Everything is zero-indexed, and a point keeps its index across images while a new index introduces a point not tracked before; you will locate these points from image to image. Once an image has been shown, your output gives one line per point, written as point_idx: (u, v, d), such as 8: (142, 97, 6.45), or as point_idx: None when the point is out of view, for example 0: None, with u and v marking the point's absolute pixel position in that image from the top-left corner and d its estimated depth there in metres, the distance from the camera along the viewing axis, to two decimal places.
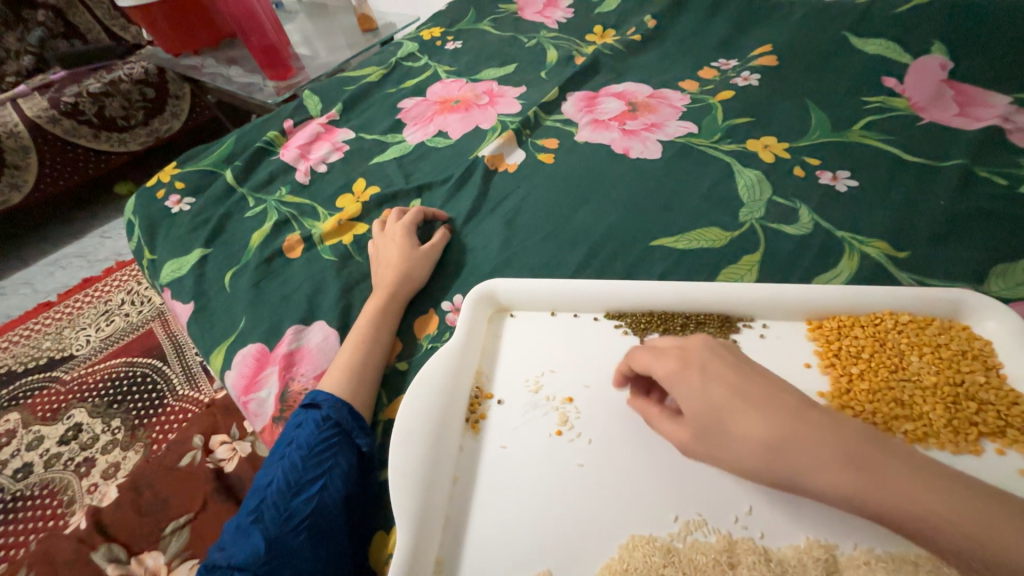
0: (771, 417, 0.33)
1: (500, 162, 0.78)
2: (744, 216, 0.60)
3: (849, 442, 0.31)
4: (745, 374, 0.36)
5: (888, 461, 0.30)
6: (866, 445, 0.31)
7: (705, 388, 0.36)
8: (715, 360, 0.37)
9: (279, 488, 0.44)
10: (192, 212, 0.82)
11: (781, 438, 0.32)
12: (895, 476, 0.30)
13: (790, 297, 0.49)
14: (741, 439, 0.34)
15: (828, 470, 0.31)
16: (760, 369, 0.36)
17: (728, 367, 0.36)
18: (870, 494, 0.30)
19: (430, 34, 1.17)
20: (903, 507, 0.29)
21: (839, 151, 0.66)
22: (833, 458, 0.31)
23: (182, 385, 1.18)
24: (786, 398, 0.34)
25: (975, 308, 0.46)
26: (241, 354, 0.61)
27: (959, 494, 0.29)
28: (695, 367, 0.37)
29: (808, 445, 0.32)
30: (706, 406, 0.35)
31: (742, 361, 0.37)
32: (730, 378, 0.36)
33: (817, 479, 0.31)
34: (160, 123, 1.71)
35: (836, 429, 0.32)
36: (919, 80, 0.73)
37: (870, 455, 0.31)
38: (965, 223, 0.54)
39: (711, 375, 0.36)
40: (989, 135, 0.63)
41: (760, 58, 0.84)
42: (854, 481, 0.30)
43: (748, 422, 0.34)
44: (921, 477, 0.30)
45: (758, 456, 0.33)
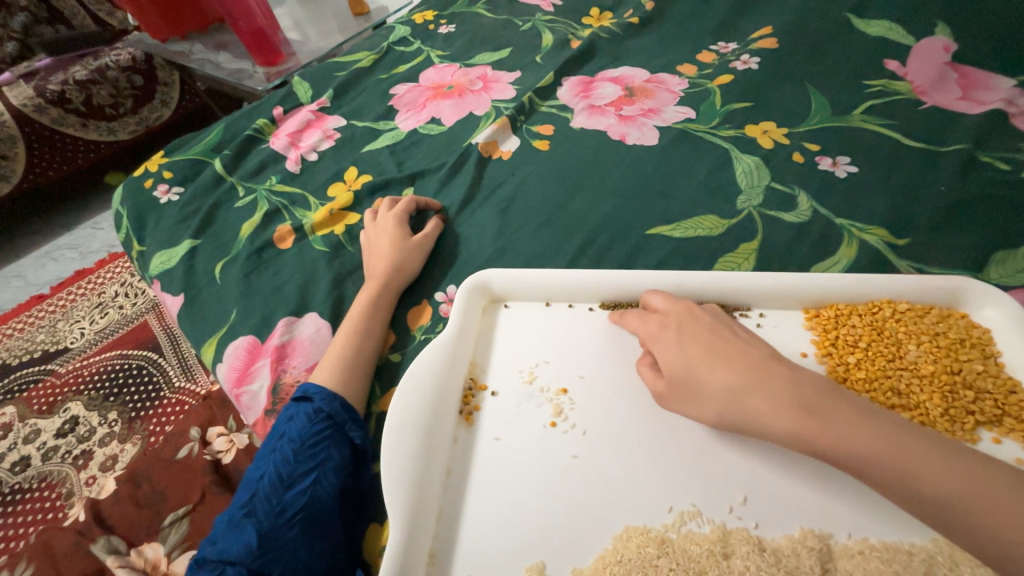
0: (738, 369, 0.38)
1: (494, 149, 0.76)
2: (741, 204, 0.59)
3: (804, 392, 0.36)
4: (719, 336, 0.41)
5: (837, 408, 0.35)
6: (822, 395, 0.36)
7: (681, 345, 0.41)
8: (692, 321, 0.42)
9: (271, 482, 0.44)
10: (181, 202, 0.81)
11: (743, 386, 0.37)
12: (841, 422, 0.34)
13: (787, 286, 0.49)
14: (710, 386, 0.38)
15: (784, 414, 0.35)
16: (732, 332, 0.41)
17: (705, 328, 0.41)
18: (818, 436, 0.34)
19: (422, 17, 1.14)
20: (847, 448, 0.33)
21: (839, 137, 0.65)
22: (790, 404, 0.35)
23: (179, 377, 1.18)
24: (754, 354, 0.39)
25: (974, 296, 0.45)
26: (231, 346, 0.61)
27: (901, 441, 0.33)
28: (673, 327, 0.43)
29: (768, 392, 0.36)
30: (679, 360, 0.40)
31: (720, 325, 0.42)
32: (702, 337, 0.41)
33: (773, 419, 0.36)
34: (149, 111, 1.67)
35: (795, 381, 0.37)
36: (922, 63, 0.71)
37: (825, 404, 0.35)
38: (966, 209, 0.53)
39: (687, 333, 0.42)
40: (992, 119, 0.62)
41: (760, 40, 0.82)
42: (807, 424, 0.34)
43: (717, 372, 0.38)
44: (868, 424, 0.34)
45: (721, 401, 0.38)
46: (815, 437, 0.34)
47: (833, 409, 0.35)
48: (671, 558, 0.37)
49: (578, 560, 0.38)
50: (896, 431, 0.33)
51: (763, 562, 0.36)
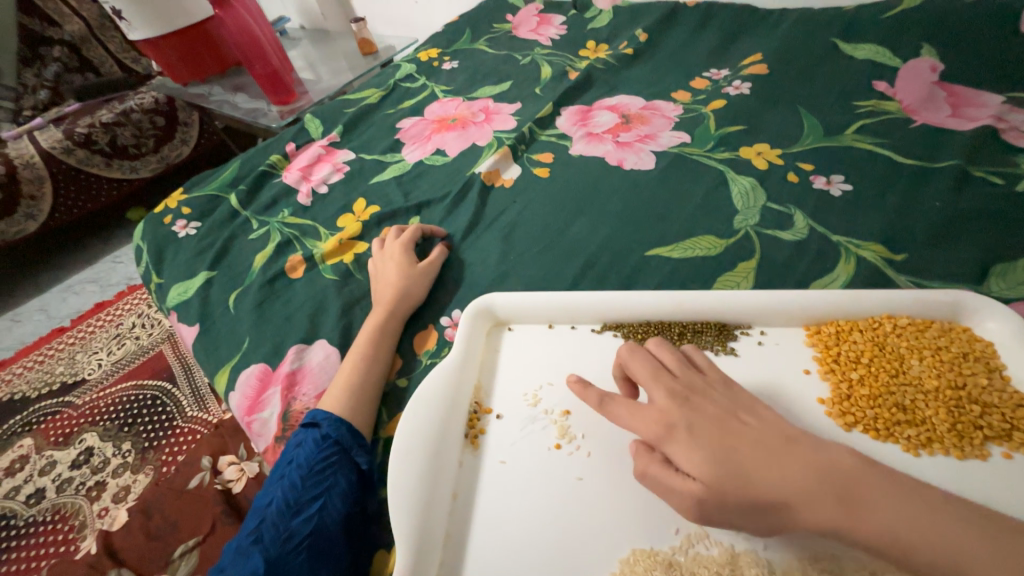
0: (756, 459, 0.35)
1: (496, 178, 0.79)
2: (738, 224, 0.61)
3: (831, 476, 0.34)
4: (727, 431, 0.38)
5: (865, 491, 0.33)
6: (851, 476, 0.33)
7: (697, 446, 0.37)
8: (696, 417, 0.39)
9: (279, 508, 0.45)
10: (198, 236, 0.84)
11: (768, 477, 0.34)
12: (875, 509, 0.32)
13: (787, 303, 0.49)
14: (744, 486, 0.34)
15: (818, 504, 0.33)
16: (740, 422, 0.38)
17: (711, 422, 0.38)
18: (852, 527, 0.32)
19: (427, 55, 1.20)
20: (889, 538, 0.31)
21: (832, 157, 0.66)
22: (821, 491, 0.33)
23: (191, 407, 1.19)
24: (769, 438, 0.37)
25: (975, 309, 0.45)
26: (244, 374, 0.62)
27: (941, 523, 0.31)
28: (682, 428, 0.38)
29: (796, 482, 0.34)
30: (702, 462, 0.36)
31: (722, 415, 0.39)
32: (713, 433, 0.37)
33: (802, 510, 0.33)
34: (169, 150, 1.75)
35: (820, 464, 0.34)
36: (910, 83, 0.73)
37: (856, 488, 0.33)
38: (963, 224, 0.54)
39: (696, 433, 0.38)
40: (983, 135, 0.63)
41: (751, 67, 0.86)
42: (840, 514, 0.32)
43: (740, 470, 0.35)
44: (902, 509, 0.32)
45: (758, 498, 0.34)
46: (852, 527, 0.32)
47: (867, 491, 0.33)
48: None
49: None
50: (934, 510, 0.31)
51: None
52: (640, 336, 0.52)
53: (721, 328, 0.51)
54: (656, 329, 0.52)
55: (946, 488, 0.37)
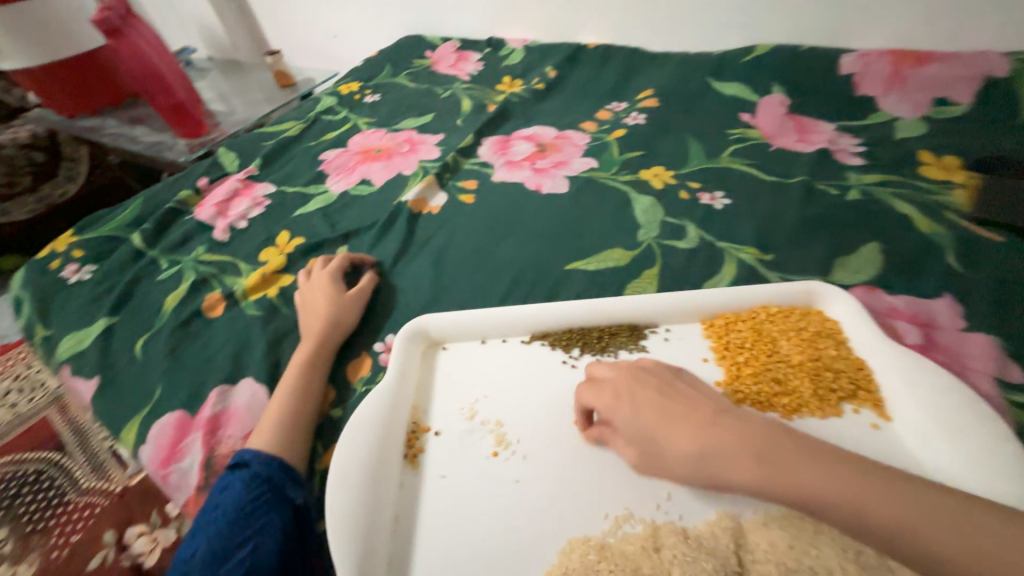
0: (689, 426, 0.40)
1: (423, 205, 0.82)
2: (642, 237, 0.69)
3: (756, 441, 0.38)
4: (668, 399, 0.43)
5: (784, 453, 0.37)
6: (769, 440, 0.38)
7: (637, 415, 0.43)
8: (641, 388, 0.44)
9: (204, 559, 0.42)
10: (94, 280, 0.77)
11: (699, 443, 0.39)
12: (792, 467, 0.36)
13: (684, 302, 0.57)
14: (674, 453, 0.40)
15: (740, 464, 0.37)
16: (678, 391, 0.43)
17: (653, 394, 0.43)
18: (772, 483, 0.36)
19: (348, 89, 1.22)
20: (798, 491, 0.35)
21: (714, 176, 0.78)
22: (741, 453, 0.37)
23: (87, 478, 1.04)
24: (702, 410, 0.41)
25: (824, 295, 0.56)
26: (157, 425, 0.57)
27: (841, 476, 0.35)
28: (625, 398, 0.44)
29: (724, 447, 0.38)
30: (636, 429, 0.42)
31: (663, 389, 0.44)
32: (652, 402, 0.43)
33: (731, 472, 0.37)
34: (51, 189, 1.57)
35: (746, 431, 0.38)
36: (767, 115, 0.88)
37: (772, 449, 0.37)
38: (813, 227, 0.66)
39: (640, 405, 0.43)
40: (821, 155, 0.78)
41: (644, 101, 0.98)
42: (761, 472, 0.36)
43: (672, 438, 0.40)
44: (816, 467, 0.35)
45: (687, 464, 0.39)
46: (767, 483, 0.36)
47: (781, 452, 0.37)
48: (611, 561, 0.39)
49: None
50: (837, 467, 0.35)
51: (688, 549, 0.39)
52: (565, 342, 0.57)
53: (633, 329, 0.57)
54: (578, 335, 0.57)
55: None
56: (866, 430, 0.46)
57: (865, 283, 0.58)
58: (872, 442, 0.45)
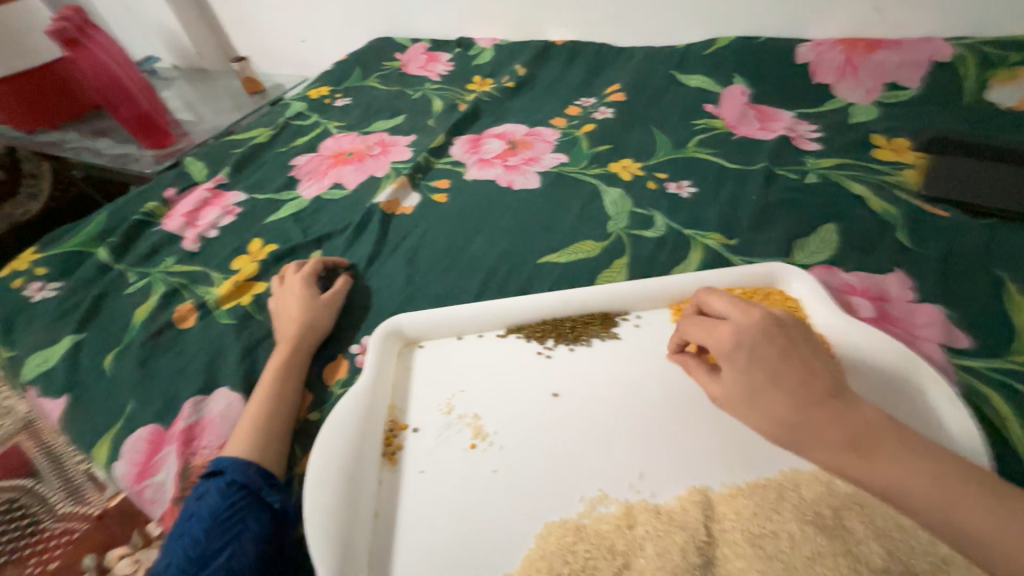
0: (806, 407, 0.39)
1: (396, 206, 0.82)
2: (611, 228, 0.70)
3: (853, 429, 0.38)
4: (786, 365, 0.40)
5: (880, 445, 0.37)
6: (869, 432, 0.38)
7: (747, 371, 0.41)
8: (765, 345, 0.41)
9: (180, 568, 0.42)
10: (59, 297, 0.75)
11: (796, 422, 0.39)
12: (879, 461, 0.37)
13: (651, 289, 0.58)
14: (767, 421, 0.40)
15: (829, 447, 0.38)
16: (802, 357, 0.41)
17: (775, 359, 0.41)
18: (854, 470, 0.37)
19: (317, 93, 1.21)
20: (880, 483, 0.36)
21: (680, 166, 0.80)
22: (839, 436, 0.38)
23: (63, 502, 1.01)
24: (816, 383, 0.40)
25: (785, 275, 0.58)
26: (130, 439, 0.57)
27: (936, 479, 0.35)
28: (742, 347, 0.42)
29: (821, 428, 0.38)
30: (741, 393, 0.42)
31: (796, 358, 0.41)
32: (768, 363, 0.41)
33: (816, 451, 0.38)
34: (13, 207, 1.52)
35: (843, 416, 0.38)
36: (730, 105, 0.91)
37: (872, 442, 0.37)
38: (774, 211, 0.68)
39: (764, 366, 0.41)
40: (782, 142, 0.80)
41: (612, 95, 1.00)
42: (850, 457, 0.37)
43: (767, 409, 0.40)
44: (903, 465, 0.36)
45: (776, 432, 0.40)
46: (856, 475, 0.37)
47: (881, 446, 0.37)
48: (586, 542, 0.40)
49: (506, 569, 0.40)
50: (936, 470, 0.36)
51: (659, 524, 0.40)
52: (539, 334, 0.57)
53: (605, 317, 0.58)
54: (552, 326, 0.58)
55: None
56: None
57: (823, 262, 0.61)
58: None
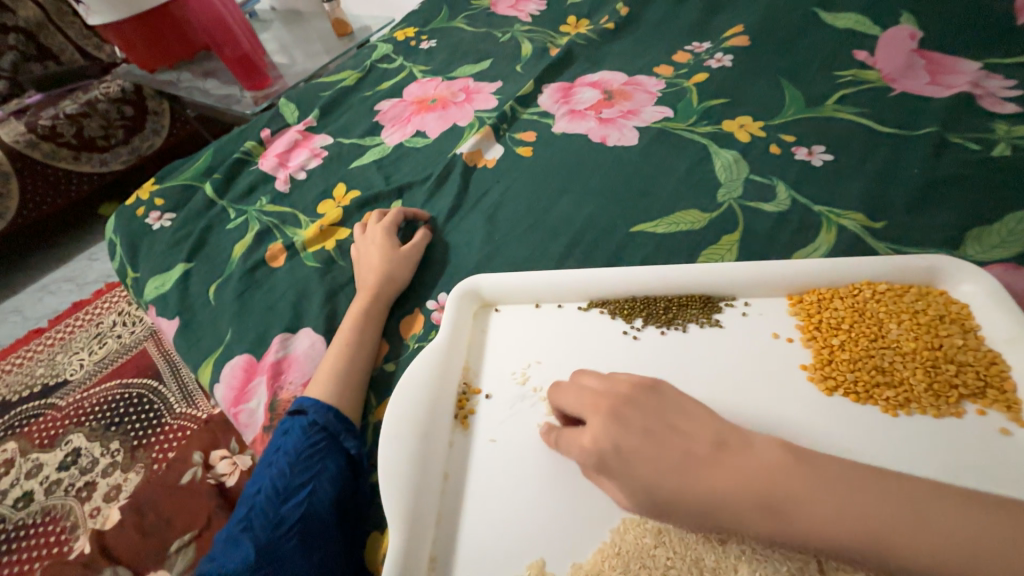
0: (686, 471, 0.32)
1: (479, 159, 0.77)
2: (721, 197, 0.61)
3: (764, 487, 0.31)
4: (654, 441, 0.34)
5: (796, 494, 0.30)
6: (771, 480, 0.31)
7: (635, 465, 0.34)
8: (624, 436, 0.35)
9: (268, 496, 0.44)
10: (173, 227, 0.82)
11: (704, 493, 0.32)
12: (812, 512, 0.30)
13: (770, 273, 0.50)
14: (682, 506, 0.32)
15: (750, 516, 0.31)
16: (668, 427, 0.35)
17: (639, 437, 0.34)
18: (793, 534, 0.30)
19: (404, 34, 1.16)
20: (826, 538, 0.29)
21: (814, 128, 0.66)
22: (748, 500, 0.31)
23: (179, 403, 1.17)
24: (690, 446, 0.33)
25: (952, 272, 0.46)
26: (227, 366, 0.61)
27: (882, 510, 0.29)
28: (611, 449, 0.35)
29: (731, 492, 0.31)
30: (651, 484, 0.33)
31: (653, 425, 0.35)
32: (643, 441, 0.34)
33: (746, 526, 0.31)
34: (140, 141, 1.68)
35: (748, 473, 0.32)
36: (889, 52, 0.73)
37: (789, 490, 0.30)
38: (940, 190, 0.55)
39: (630, 456, 0.34)
40: (959, 101, 0.64)
41: (733, 38, 0.85)
42: (773, 523, 0.30)
43: (669, 491, 0.32)
44: (840, 505, 0.29)
45: (697, 516, 0.32)
46: (787, 532, 0.30)
47: (791, 490, 0.30)
48: (668, 547, 0.37)
49: (577, 557, 0.38)
50: (875, 495, 0.29)
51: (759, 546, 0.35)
52: (627, 311, 0.52)
53: (707, 300, 0.51)
54: (643, 304, 0.52)
55: (923, 447, 0.38)
56: (992, 436, 0.38)
57: (1006, 261, 0.48)
58: (1000, 451, 0.37)
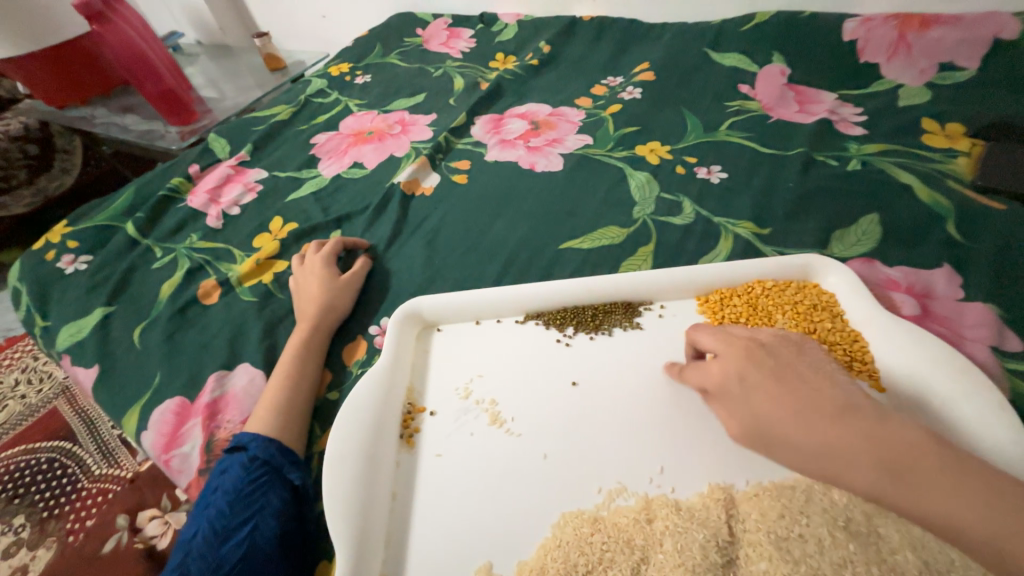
0: (820, 421, 0.36)
1: (416, 187, 0.81)
2: (637, 213, 0.68)
3: (885, 449, 0.34)
4: (784, 387, 0.38)
5: (918, 469, 0.33)
6: (899, 448, 0.34)
7: (750, 400, 0.39)
8: (753, 370, 0.40)
9: (206, 539, 0.43)
10: (90, 270, 0.77)
11: (826, 441, 0.36)
12: (927, 486, 0.33)
13: (678, 278, 0.56)
14: (798, 444, 0.37)
15: (862, 470, 0.35)
16: (802, 374, 0.39)
17: (771, 377, 0.39)
18: (899, 496, 0.34)
19: (338, 70, 1.19)
20: (930, 513, 0.33)
21: (710, 150, 0.76)
22: (873, 460, 0.34)
23: (99, 464, 1.06)
24: (825, 398, 0.37)
25: (820, 268, 0.55)
26: (157, 411, 0.58)
27: (999, 509, 0.31)
28: (735, 377, 0.41)
29: (849, 444, 0.35)
30: (748, 419, 0.39)
31: (783, 371, 0.39)
32: (772, 389, 0.39)
33: (852, 476, 0.35)
34: (47, 181, 1.55)
35: (876, 432, 0.35)
36: (767, 85, 0.86)
37: (911, 463, 0.34)
38: (811, 200, 0.65)
39: (753, 386, 0.39)
40: (822, 126, 0.76)
41: (641, 74, 0.95)
42: (886, 482, 0.34)
43: (785, 428, 0.37)
44: (953, 490, 0.32)
45: (815, 454, 0.36)
46: (899, 498, 0.34)
47: (918, 465, 0.34)
48: (604, 533, 0.40)
49: (523, 554, 0.40)
50: (993, 497, 0.32)
51: (678, 520, 0.39)
52: (559, 321, 0.56)
53: (628, 305, 0.57)
54: (573, 313, 0.56)
55: None
56: None
57: (863, 255, 0.58)
58: None
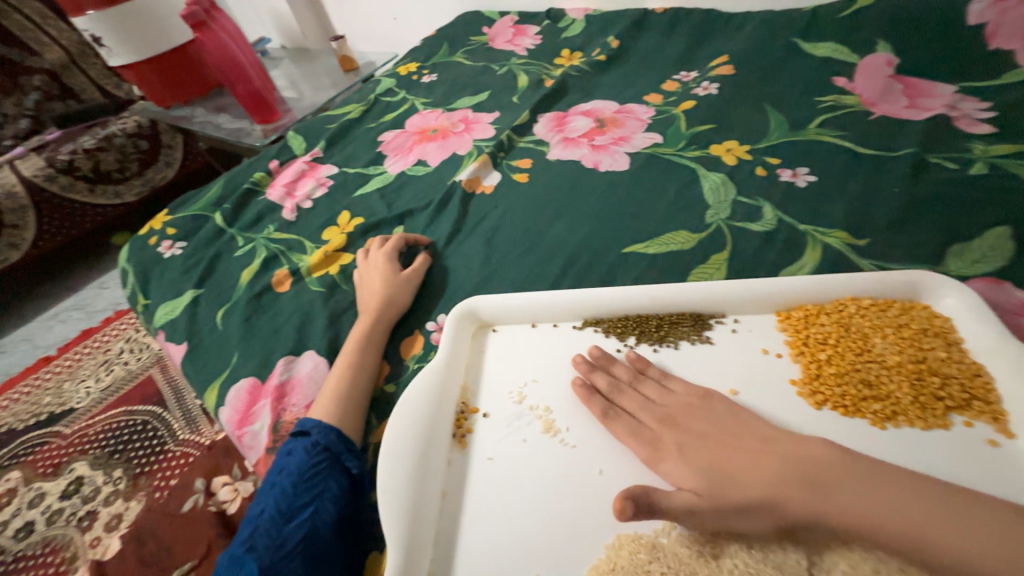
0: (739, 452, 0.39)
1: (477, 185, 0.81)
2: (710, 218, 0.63)
3: (801, 465, 0.37)
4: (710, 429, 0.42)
5: (836, 477, 0.35)
6: (815, 463, 0.36)
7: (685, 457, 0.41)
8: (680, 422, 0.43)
9: (270, 517, 0.45)
10: (183, 255, 0.85)
11: (753, 470, 0.37)
12: (848, 492, 0.35)
13: (756, 291, 0.51)
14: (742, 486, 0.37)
15: (788, 486, 0.36)
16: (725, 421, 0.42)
17: (698, 424, 0.43)
18: (828, 508, 0.34)
19: (406, 69, 1.22)
20: (857, 519, 0.34)
21: (797, 151, 0.69)
22: (792, 475, 0.36)
23: (183, 430, 1.18)
24: (742, 435, 0.41)
25: (931, 287, 0.48)
26: (232, 389, 0.63)
27: (905, 502, 0.33)
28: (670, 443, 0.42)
29: (769, 468, 0.37)
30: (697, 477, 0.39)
31: (711, 425, 0.42)
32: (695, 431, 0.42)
33: (784, 497, 0.35)
34: (153, 173, 1.74)
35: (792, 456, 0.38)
36: (868, 78, 0.77)
37: (826, 473, 0.36)
38: (920, 208, 0.57)
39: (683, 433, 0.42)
40: (935, 123, 0.66)
41: (718, 68, 0.89)
42: (812, 496, 0.35)
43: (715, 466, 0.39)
44: (869, 489, 0.35)
45: (753, 489, 0.36)
46: (828, 513, 0.34)
47: (835, 476, 0.35)
48: (662, 563, 0.37)
49: (574, 573, 0.38)
50: (901, 494, 0.34)
51: (750, 560, 0.36)
52: (620, 330, 0.54)
53: (697, 318, 0.53)
54: (635, 323, 0.53)
55: (912, 460, 0.39)
56: (979, 446, 0.39)
57: (987, 275, 0.49)
58: (987, 460, 0.38)
